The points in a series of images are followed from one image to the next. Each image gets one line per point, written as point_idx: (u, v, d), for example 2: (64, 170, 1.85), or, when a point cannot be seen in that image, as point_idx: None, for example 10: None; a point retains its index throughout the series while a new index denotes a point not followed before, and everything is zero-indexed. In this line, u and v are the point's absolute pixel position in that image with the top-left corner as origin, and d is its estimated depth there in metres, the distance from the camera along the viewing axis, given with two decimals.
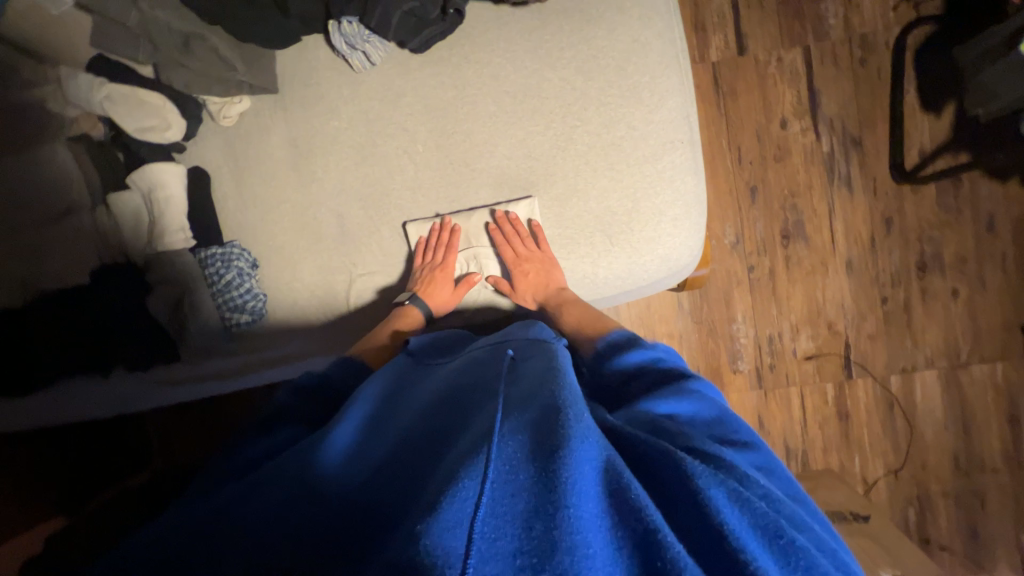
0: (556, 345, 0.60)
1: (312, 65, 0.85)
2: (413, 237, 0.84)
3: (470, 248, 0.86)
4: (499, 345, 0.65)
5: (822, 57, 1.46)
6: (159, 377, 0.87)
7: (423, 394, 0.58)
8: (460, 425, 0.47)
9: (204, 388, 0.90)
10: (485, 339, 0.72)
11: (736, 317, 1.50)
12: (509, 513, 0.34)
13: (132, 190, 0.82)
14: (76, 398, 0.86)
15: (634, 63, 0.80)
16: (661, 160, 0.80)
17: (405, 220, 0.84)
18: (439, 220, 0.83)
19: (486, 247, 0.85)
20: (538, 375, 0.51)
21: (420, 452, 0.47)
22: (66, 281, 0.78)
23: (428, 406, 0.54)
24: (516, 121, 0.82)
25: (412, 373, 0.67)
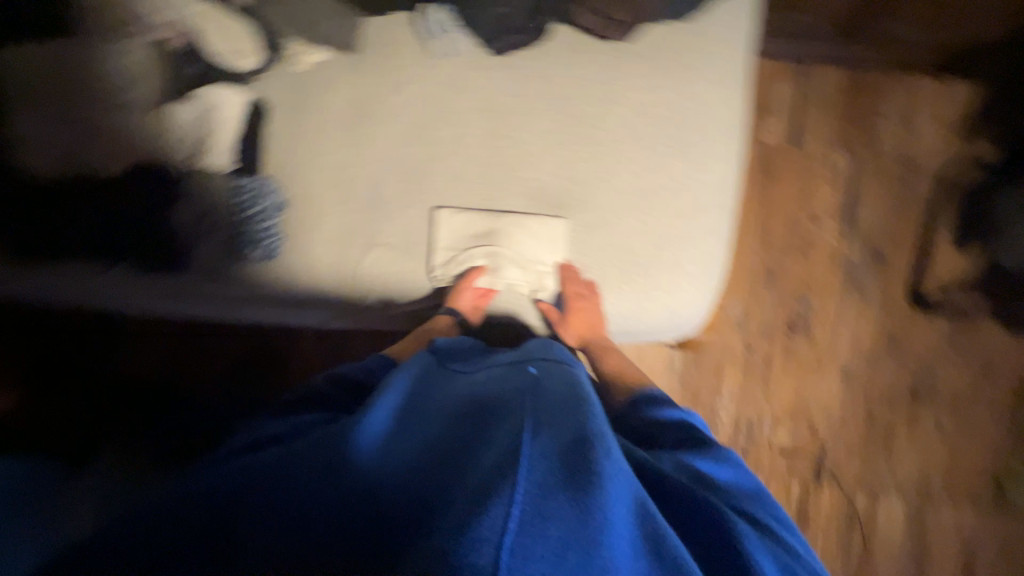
0: (572, 374, 0.64)
1: (393, 37, 0.88)
2: (439, 223, 0.85)
3: (492, 245, 0.85)
4: (517, 360, 0.68)
5: (868, 167, 1.50)
6: (155, 283, 0.88)
7: (447, 397, 0.62)
8: (486, 431, 0.51)
9: (200, 306, 0.91)
10: (503, 350, 0.75)
11: (722, 391, 1.50)
12: (540, 535, 0.38)
13: (190, 104, 0.84)
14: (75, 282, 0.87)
15: (692, 120, 0.83)
16: (693, 217, 0.82)
17: (436, 206, 0.86)
18: (468, 214, 0.85)
19: (507, 248, 0.84)
20: (559, 401, 0.55)
21: (448, 451, 0.50)
22: (105, 170, 0.82)
23: (454, 410, 0.58)
24: (567, 142, 0.84)
25: (434, 370, 0.70)
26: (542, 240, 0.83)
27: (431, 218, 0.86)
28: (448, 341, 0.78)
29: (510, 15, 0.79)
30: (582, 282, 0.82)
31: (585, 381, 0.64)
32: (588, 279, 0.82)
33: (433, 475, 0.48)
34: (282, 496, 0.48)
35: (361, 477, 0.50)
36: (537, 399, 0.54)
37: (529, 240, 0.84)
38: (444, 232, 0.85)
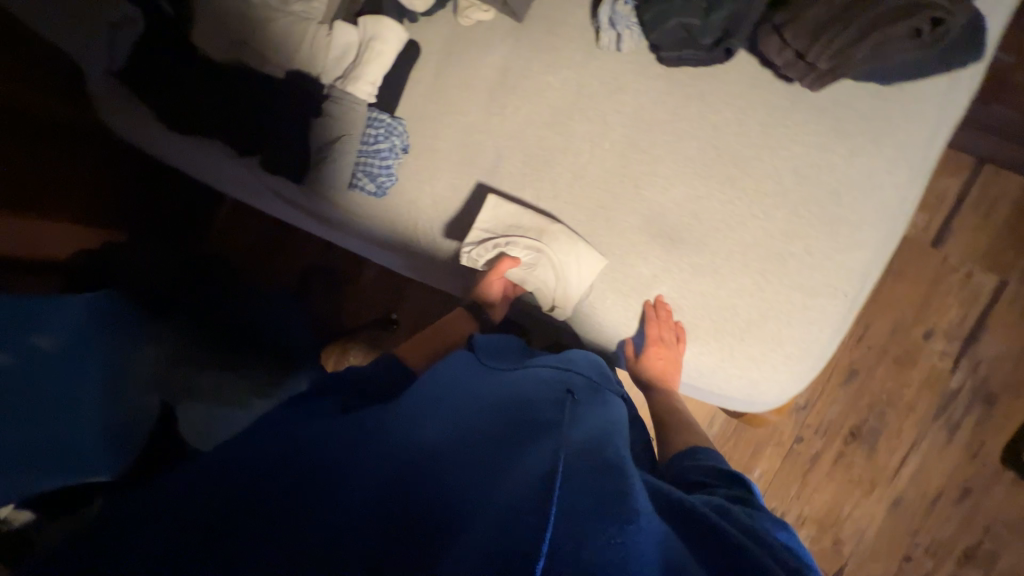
0: (607, 408, 0.64)
1: (564, 17, 0.85)
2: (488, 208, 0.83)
3: (538, 246, 0.80)
4: (559, 373, 0.69)
5: (1012, 299, 1.31)
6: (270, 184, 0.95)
7: (486, 396, 0.62)
8: (519, 446, 0.51)
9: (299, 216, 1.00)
10: (546, 359, 0.75)
11: (753, 470, 1.42)
12: (573, 549, 0.37)
13: (357, 30, 0.87)
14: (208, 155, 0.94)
15: (855, 195, 0.74)
16: (815, 298, 0.74)
17: (494, 193, 0.84)
18: (519, 208, 0.83)
19: (552, 254, 0.80)
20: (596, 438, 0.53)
21: (481, 452, 0.50)
22: (266, 67, 0.87)
23: (490, 414, 0.58)
24: (705, 177, 0.78)
25: (479, 367, 0.72)
26: (582, 258, 0.80)
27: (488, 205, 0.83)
28: (493, 339, 0.81)
29: (698, 30, 0.71)
30: (672, 328, 0.77)
31: (619, 418, 0.64)
32: (678, 324, 0.78)
33: (464, 471, 0.47)
34: (327, 452, 0.50)
35: (393, 453, 0.50)
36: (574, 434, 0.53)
37: (574, 253, 0.80)
38: (488, 216, 0.83)
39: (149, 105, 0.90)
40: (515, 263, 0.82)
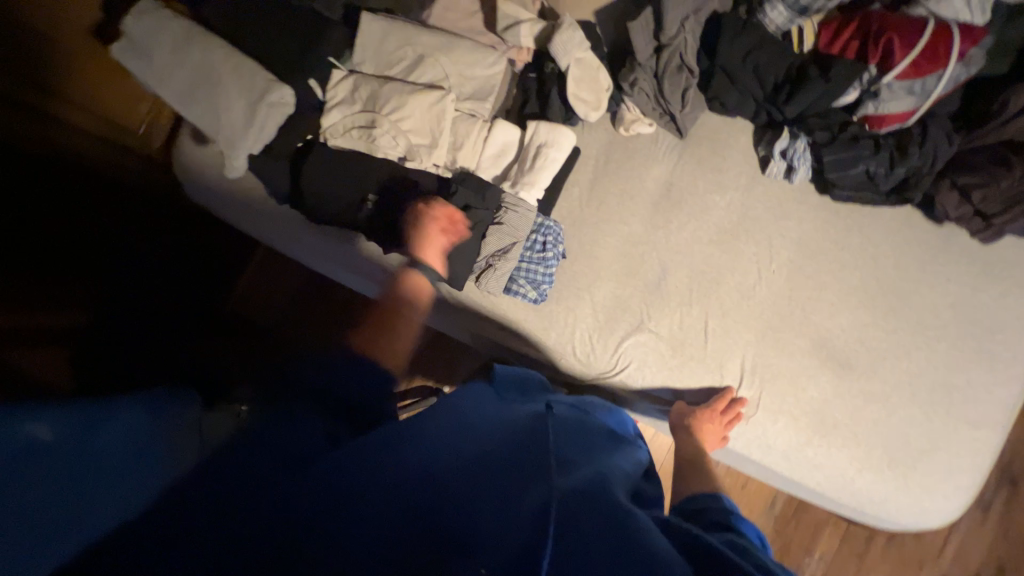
0: (627, 454, 0.57)
1: (730, 141, 0.87)
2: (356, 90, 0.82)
3: (371, 108, 0.81)
4: (575, 416, 0.61)
5: None
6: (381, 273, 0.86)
7: (488, 430, 0.50)
8: (513, 498, 0.39)
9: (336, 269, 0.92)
10: (566, 405, 0.63)
11: (812, 551, 1.40)
12: None
13: (524, 132, 0.84)
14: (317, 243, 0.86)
15: (1003, 335, 0.81)
16: (976, 430, 0.79)
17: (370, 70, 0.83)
18: (376, 80, 0.82)
19: (385, 113, 0.80)
20: (597, 494, 0.42)
21: (466, 512, 0.38)
22: (428, 165, 0.81)
23: (480, 445, 0.47)
24: (872, 308, 0.82)
25: (478, 395, 0.63)
26: (417, 110, 0.80)
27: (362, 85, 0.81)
28: (513, 376, 0.70)
29: (878, 178, 0.78)
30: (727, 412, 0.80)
31: (635, 462, 0.57)
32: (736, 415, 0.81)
33: (445, 526, 0.36)
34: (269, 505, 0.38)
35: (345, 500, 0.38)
36: (577, 487, 0.42)
37: (405, 105, 0.80)
38: (336, 86, 0.82)
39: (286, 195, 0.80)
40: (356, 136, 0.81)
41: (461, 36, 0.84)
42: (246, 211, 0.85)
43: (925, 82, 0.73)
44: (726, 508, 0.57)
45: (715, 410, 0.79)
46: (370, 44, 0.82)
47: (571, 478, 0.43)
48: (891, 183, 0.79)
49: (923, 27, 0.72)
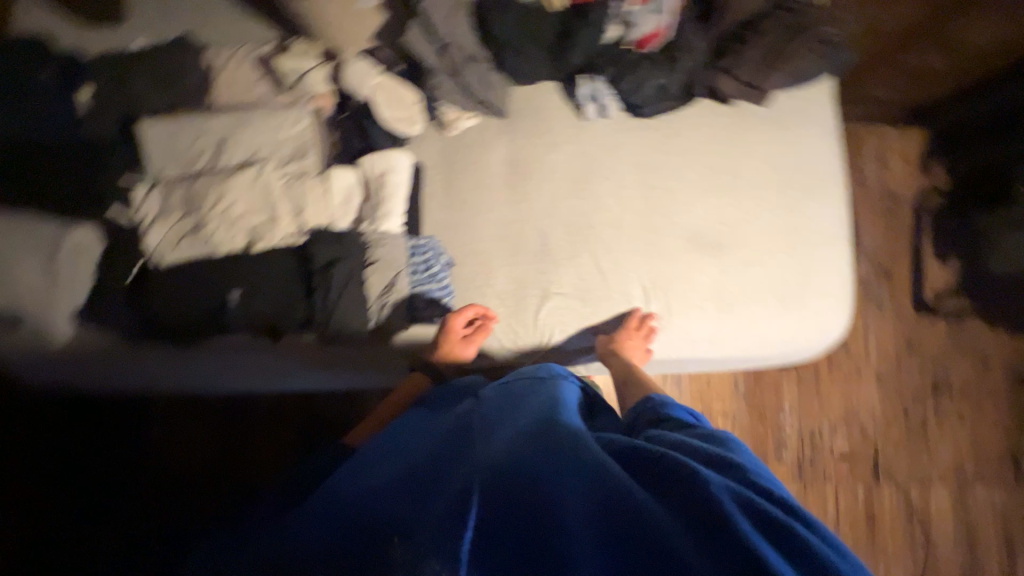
0: (555, 391, 0.67)
1: (544, 103, 0.94)
2: (167, 196, 0.76)
3: (192, 208, 0.76)
4: (504, 389, 0.70)
5: (860, 203, 1.81)
6: (280, 362, 0.81)
7: (433, 425, 0.67)
8: (450, 468, 0.54)
9: (235, 379, 0.85)
10: (492, 387, 0.73)
11: (783, 407, 1.66)
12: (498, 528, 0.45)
13: (359, 169, 0.84)
14: (205, 364, 0.79)
15: (811, 168, 0.97)
16: (828, 250, 0.94)
17: (171, 168, 0.77)
18: (187, 178, 0.77)
19: (209, 209, 0.76)
20: (539, 433, 0.54)
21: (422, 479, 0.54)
22: (277, 240, 0.77)
23: (437, 455, 0.57)
24: (714, 191, 0.94)
25: (419, 419, 0.72)
26: (242, 193, 0.76)
27: (173, 189, 0.76)
28: (444, 387, 0.78)
29: (668, 87, 0.88)
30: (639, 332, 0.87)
31: (566, 395, 0.66)
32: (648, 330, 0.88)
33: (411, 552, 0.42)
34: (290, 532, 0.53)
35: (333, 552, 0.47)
36: (523, 439, 0.53)
37: (228, 193, 0.76)
38: (143, 202, 0.76)
39: (145, 331, 0.74)
40: (187, 241, 0.75)
41: (254, 108, 0.82)
42: (95, 369, 0.76)
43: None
44: (660, 406, 0.70)
45: (633, 331, 0.87)
46: (159, 149, 0.77)
47: (511, 432, 0.56)
48: (680, 87, 0.89)
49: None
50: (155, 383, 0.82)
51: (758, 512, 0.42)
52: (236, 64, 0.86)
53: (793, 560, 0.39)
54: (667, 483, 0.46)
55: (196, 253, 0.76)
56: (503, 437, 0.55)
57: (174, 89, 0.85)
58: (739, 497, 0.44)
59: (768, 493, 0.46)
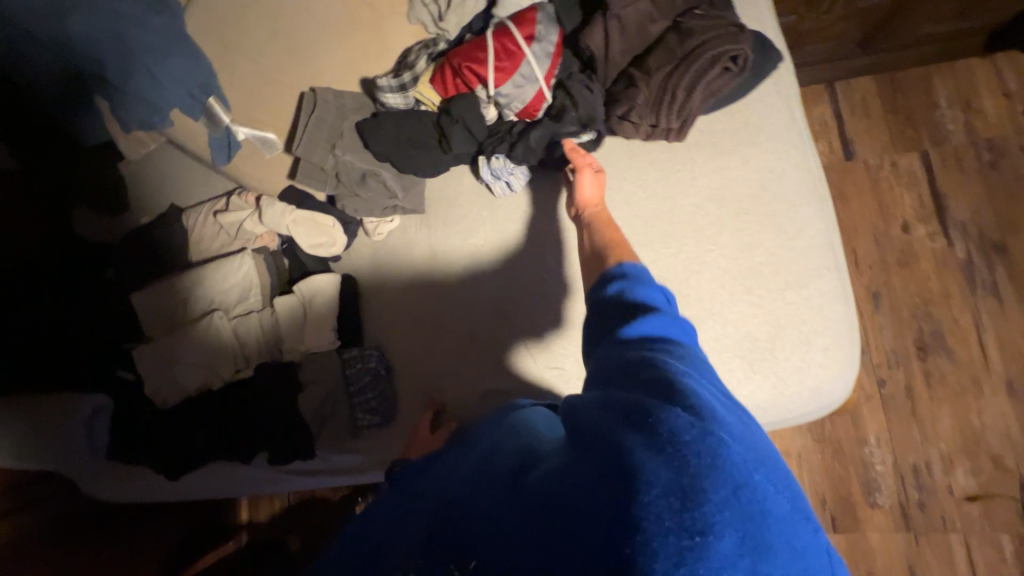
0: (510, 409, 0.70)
1: (456, 190, 0.94)
2: (150, 354, 0.92)
3: (169, 362, 0.91)
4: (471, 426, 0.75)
5: (945, 161, 1.39)
6: (259, 476, 0.92)
7: (432, 458, 0.70)
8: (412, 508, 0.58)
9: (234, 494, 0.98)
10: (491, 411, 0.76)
11: (869, 439, 1.34)
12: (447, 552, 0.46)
13: (294, 295, 0.93)
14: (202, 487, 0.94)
15: (772, 191, 0.80)
16: (807, 287, 0.76)
17: (157, 329, 0.95)
18: (165, 335, 0.93)
19: (179, 360, 0.90)
20: (492, 449, 0.57)
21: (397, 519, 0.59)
22: (239, 371, 0.91)
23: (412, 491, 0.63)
24: (649, 243, 0.83)
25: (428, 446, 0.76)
26: (201, 341, 0.90)
27: (153, 347, 0.92)
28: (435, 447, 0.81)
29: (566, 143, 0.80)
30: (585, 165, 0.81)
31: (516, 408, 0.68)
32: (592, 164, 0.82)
33: None
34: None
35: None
36: (479, 458, 0.56)
37: (191, 343, 0.90)
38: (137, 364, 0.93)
39: (153, 466, 0.92)
40: (171, 387, 0.91)
41: (212, 261, 0.97)
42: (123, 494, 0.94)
43: (523, 70, 0.77)
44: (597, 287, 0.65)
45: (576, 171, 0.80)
46: (149, 315, 0.95)
47: (475, 452, 0.60)
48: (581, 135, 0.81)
49: (486, 38, 0.78)
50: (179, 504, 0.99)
51: (639, 413, 0.42)
52: (202, 221, 1.03)
53: (656, 444, 0.39)
54: (576, 434, 0.48)
55: (177, 396, 0.91)
56: (465, 457, 0.59)
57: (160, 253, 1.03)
58: (623, 411, 0.44)
59: (654, 380, 0.46)
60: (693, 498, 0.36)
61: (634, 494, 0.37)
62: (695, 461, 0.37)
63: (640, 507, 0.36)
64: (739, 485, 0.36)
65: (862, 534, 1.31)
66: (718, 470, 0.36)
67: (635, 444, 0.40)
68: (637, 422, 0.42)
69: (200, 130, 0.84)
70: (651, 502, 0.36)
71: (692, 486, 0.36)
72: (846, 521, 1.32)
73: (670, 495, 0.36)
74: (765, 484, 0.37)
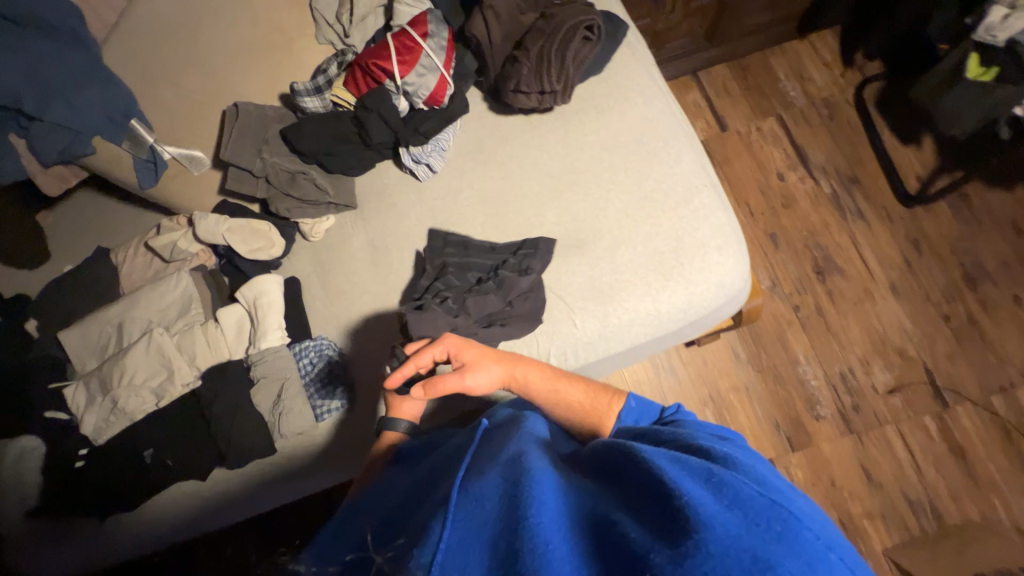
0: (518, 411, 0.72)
1: (384, 181, 1.03)
2: (86, 388, 0.89)
3: (107, 391, 0.87)
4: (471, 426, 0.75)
5: (796, 120, 1.69)
6: (221, 493, 0.89)
7: (440, 451, 0.72)
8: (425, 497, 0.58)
9: (190, 529, 0.92)
10: (502, 411, 0.75)
11: (799, 359, 1.49)
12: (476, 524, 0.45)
13: (240, 302, 0.94)
14: (157, 520, 0.89)
15: (648, 133, 0.96)
16: (693, 202, 0.91)
17: (88, 363, 0.92)
18: (99, 365, 0.90)
19: (118, 387, 0.87)
20: (528, 447, 0.56)
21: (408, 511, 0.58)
22: (181, 386, 0.88)
23: (424, 484, 0.63)
24: (560, 193, 0.96)
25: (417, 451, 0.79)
26: (139, 362, 0.87)
27: (87, 380, 0.89)
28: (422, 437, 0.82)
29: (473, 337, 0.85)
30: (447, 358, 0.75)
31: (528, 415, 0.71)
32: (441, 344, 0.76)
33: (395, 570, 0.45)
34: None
35: None
36: (511, 447, 0.55)
37: (128, 367, 0.87)
38: (71, 403, 0.89)
39: (95, 507, 0.85)
40: (109, 418, 0.87)
41: (146, 285, 0.96)
42: (64, 549, 0.86)
43: (423, 62, 0.90)
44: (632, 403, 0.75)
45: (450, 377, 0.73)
46: (80, 349, 0.92)
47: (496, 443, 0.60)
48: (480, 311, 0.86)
49: (387, 41, 0.91)
50: (131, 554, 0.91)
51: (711, 479, 0.46)
52: (132, 253, 1.03)
53: (723, 501, 0.43)
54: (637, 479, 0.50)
55: (117, 426, 0.87)
56: (493, 450, 0.57)
57: (94, 292, 1.02)
58: (694, 476, 0.47)
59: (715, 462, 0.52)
60: (760, 556, 0.39)
61: (698, 544, 0.39)
62: (762, 529, 0.41)
63: (703, 557, 0.39)
64: (807, 558, 0.40)
65: (816, 447, 1.43)
66: (789, 543, 0.40)
67: (702, 493, 0.44)
68: (711, 487, 0.45)
69: (123, 155, 0.88)
70: (718, 556, 0.39)
71: (759, 548, 0.40)
72: (800, 439, 1.44)
73: (737, 546, 0.39)
74: (824, 558, 0.41)
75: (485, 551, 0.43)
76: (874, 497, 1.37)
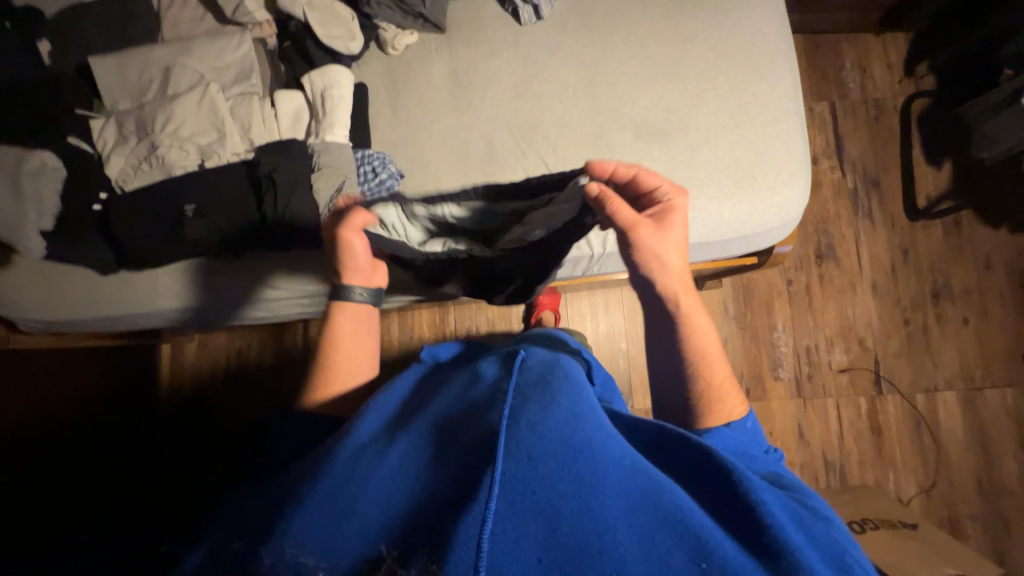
0: (560, 358, 0.66)
1: (481, 13, 0.96)
2: (119, 128, 0.80)
3: (145, 137, 0.79)
4: (505, 354, 0.70)
5: (845, 111, 1.74)
6: (247, 282, 0.87)
7: (466, 377, 0.66)
8: (458, 432, 0.53)
9: (203, 313, 0.90)
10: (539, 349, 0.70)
11: (777, 326, 1.64)
12: (534, 508, 0.42)
13: (304, 89, 0.87)
14: (172, 290, 0.86)
15: (758, 46, 0.96)
16: (780, 124, 0.93)
17: (121, 103, 0.82)
18: (137, 107, 0.81)
19: (160, 134, 0.79)
20: (580, 405, 0.53)
21: (440, 439, 0.53)
22: (230, 153, 0.81)
23: (453, 414, 0.57)
24: (657, 81, 0.94)
25: (433, 375, 0.74)
26: (190, 114, 0.80)
27: (121, 119, 0.81)
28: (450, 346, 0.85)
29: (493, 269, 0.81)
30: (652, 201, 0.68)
31: (569, 364, 0.65)
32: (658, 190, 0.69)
33: (442, 527, 0.41)
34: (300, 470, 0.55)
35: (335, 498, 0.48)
36: (563, 410, 0.51)
37: (177, 116, 0.80)
38: (99, 140, 0.81)
39: (115, 256, 0.81)
40: (142, 165, 0.79)
41: (199, 38, 0.86)
42: (66, 288, 0.83)
43: None
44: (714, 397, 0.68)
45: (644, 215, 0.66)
46: (113, 84, 0.82)
47: (549, 391, 0.54)
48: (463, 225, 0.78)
49: None
50: (138, 318, 0.89)
51: (797, 520, 0.49)
52: (181, 2, 0.91)
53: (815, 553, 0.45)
54: (716, 495, 0.49)
55: (149, 177, 0.79)
56: (541, 396, 0.53)
57: (122, 29, 0.88)
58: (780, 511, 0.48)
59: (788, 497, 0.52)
60: None
61: None
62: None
63: None
64: None
65: (767, 402, 1.60)
66: None
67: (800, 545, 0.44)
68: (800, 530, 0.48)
69: None
70: None
71: None
72: (756, 392, 1.61)
73: None
74: None
75: (542, 531, 0.41)
76: (798, 451, 1.59)
